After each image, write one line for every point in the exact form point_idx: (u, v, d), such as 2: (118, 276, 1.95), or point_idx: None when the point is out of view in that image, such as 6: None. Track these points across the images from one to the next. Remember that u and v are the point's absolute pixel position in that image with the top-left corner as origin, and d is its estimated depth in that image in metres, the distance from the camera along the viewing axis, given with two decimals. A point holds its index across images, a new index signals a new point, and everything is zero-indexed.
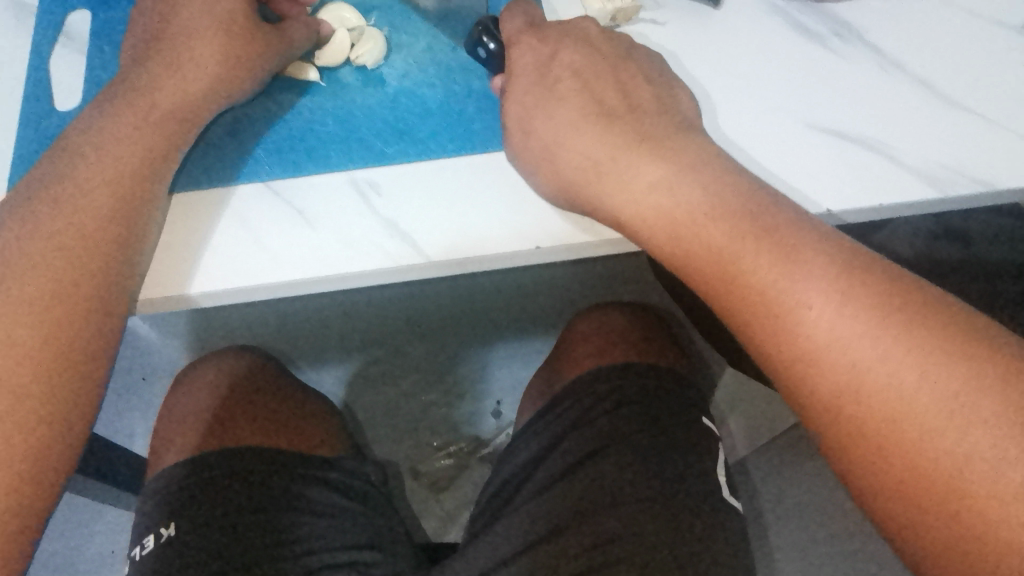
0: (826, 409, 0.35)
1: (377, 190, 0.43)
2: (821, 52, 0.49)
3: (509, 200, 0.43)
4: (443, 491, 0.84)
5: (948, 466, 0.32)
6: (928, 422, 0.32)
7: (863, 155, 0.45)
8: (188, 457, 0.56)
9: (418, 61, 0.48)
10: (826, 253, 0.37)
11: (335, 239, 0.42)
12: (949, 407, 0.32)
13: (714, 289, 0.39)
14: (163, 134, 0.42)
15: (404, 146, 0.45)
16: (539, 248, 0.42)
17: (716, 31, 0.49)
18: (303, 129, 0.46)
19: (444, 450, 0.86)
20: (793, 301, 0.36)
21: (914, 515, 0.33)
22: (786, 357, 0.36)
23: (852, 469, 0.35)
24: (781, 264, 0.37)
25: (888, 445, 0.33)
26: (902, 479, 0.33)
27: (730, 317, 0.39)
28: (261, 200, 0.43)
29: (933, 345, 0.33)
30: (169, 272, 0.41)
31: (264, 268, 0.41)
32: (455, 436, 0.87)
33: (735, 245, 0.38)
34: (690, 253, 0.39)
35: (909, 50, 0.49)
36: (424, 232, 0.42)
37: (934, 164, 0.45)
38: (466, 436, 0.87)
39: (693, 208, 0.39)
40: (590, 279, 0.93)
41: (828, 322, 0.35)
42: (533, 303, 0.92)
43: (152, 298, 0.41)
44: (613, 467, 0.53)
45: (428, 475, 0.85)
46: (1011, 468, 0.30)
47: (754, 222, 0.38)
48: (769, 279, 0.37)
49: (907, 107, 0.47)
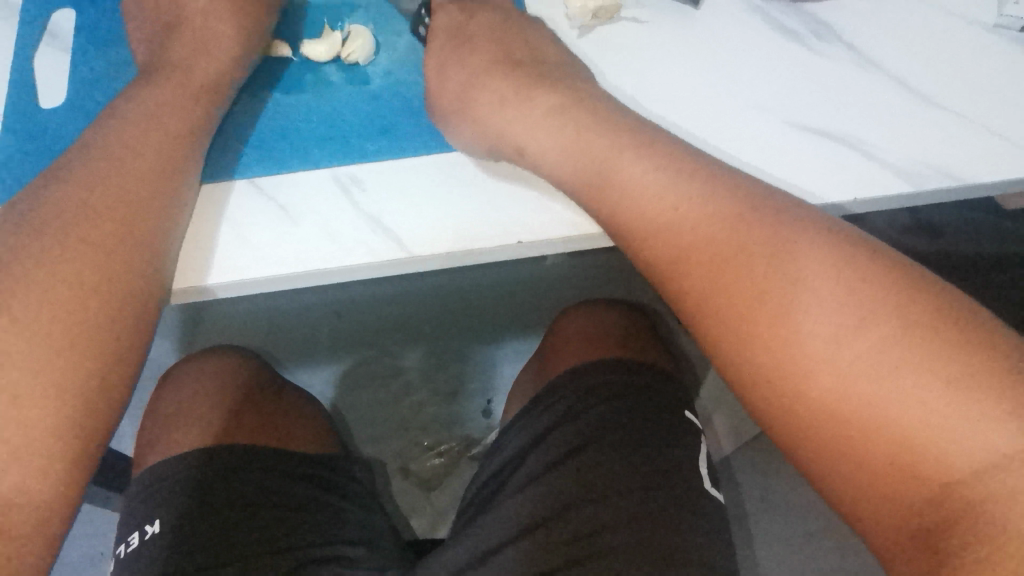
0: (803, 395, 0.33)
1: (360, 186, 0.44)
2: (799, 51, 0.49)
3: (493, 196, 0.44)
4: (433, 490, 0.85)
5: (920, 445, 0.30)
6: (903, 390, 0.31)
7: (840, 150, 0.46)
8: (175, 454, 0.56)
9: (402, 61, 0.49)
10: (806, 229, 0.36)
11: (320, 233, 0.42)
12: (926, 369, 0.31)
13: (676, 264, 0.38)
14: (148, 121, 0.42)
15: (385, 144, 0.46)
16: (521, 243, 0.43)
17: (697, 29, 0.50)
18: (287, 125, 0.46)
19: (433, 450, 0.87)
20: (769, 280, 0.35)
21: (885, 504, 0.31)
22: (760, 337, 0.35)
23: (813, 455, 0.33)
24: (755, 247, 0.36)
25: (858, 428, 0.32)
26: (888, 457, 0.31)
27: (688, 296, 0.38)
28: (245, 197, 0.43)
29: (914, 318, 0.32)
30: (186, 265, 0.41)
31: (251, 264, 0.41)
32: (445, 436, 0.87)
33: (710, 230, 0.37)
34: (662, 231, 0.39)
35: (885, 48, 0.50)
36: (409, 227, 0.42)
37: (909, 160, 0.46)
38: (456, 435, 0.87)
39: (667, 190, 0.39)
40: (576, 279, 0.94)
41: (799, 303, 0.34)
42: (520, 304, 0.92)
43: (185, 289, 0.41)
44: (596, 460, 0.53)
45: (418, 473, 0.86)
46: (987, 437, 0.29)
47: (731, 201, 0.38)
48: (745, 261, 0.36)
49: (883, 103, 0.48)
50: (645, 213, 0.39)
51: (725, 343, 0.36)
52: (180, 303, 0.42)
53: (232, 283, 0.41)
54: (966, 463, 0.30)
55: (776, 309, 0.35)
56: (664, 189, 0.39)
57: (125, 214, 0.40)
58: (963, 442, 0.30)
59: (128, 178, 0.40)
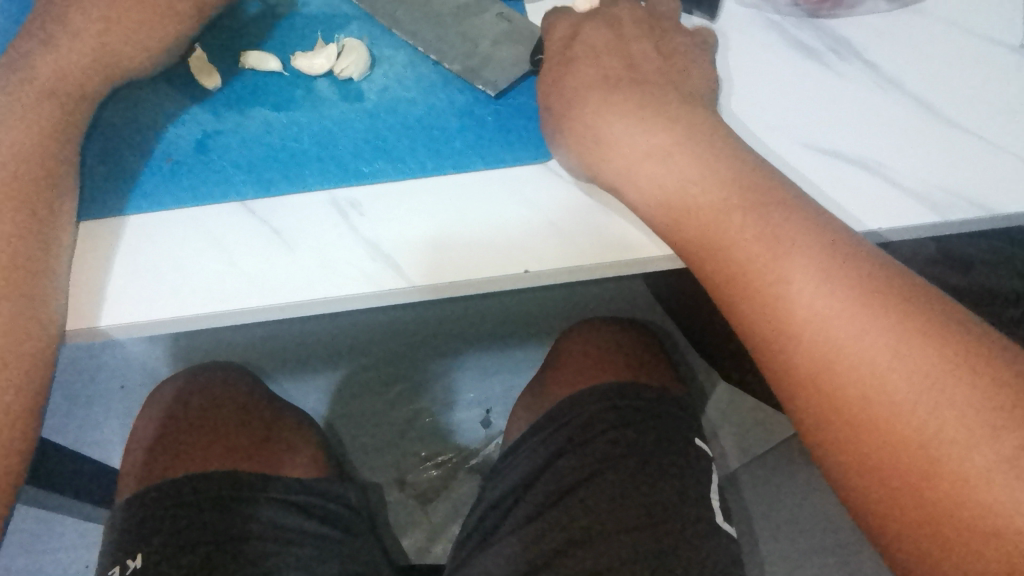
0: (857, 449, 0.34)
1: (357, 209, 0.42)
2: (818, 69, 0.47)
3: (497, 221, 0.41)
4: (429, 502, 0.81)
5: (953, 482, 0.32)
6: (942, 430, 0.32)
7: (859, 175, 0.44)
8: (158, 483, 0.55)
9: (402, 74, 0.46)
10: (839, 252, 0.36)
11: (313, 260, 0.40)
12: (980, 429, 0.32)
13: (722, 282, 0.38)
14: None
15: (382, 165, 0.43)
16: (528, 273, 0.40)
17: (708, 44, 0.48)
18: (278, 144, 0.44)
19: (431, 461, 0.84)
20: (817, 326, 0.35)
21: (912, 547, 0.33)
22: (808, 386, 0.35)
23: (853, 487, 0.34)
24: (794, 295, 0.36)
25: (902, 463, 0.33)
26: (938, 506, 0.32)
27: (738, 313, 0.38)
28: (235, 220, 0.41)
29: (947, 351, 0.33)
30: (167, 296, 0.39)
31: (238, 293, 0.39)
32: (442, 447, 0.85)
33: (757, 268, 0.37)
34: (704, 251, 0.39)
35: (907, 67, 0.47)
36: (406, 254, 0.40)
37: (930, 186, 0.44)
38: (453, 447, 0.85)
39: (698, 202, 0.39)
40: (575, 296, 0.92)
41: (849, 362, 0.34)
42: (516, 321, 0.91)
43: (167, 322, 0.39)
44: (602, 494, 0.52)
45: (414, 485, 0.82)
46: (998, 473, 0.31)
47: (762, 217, 0.38)
48: (822, 321, 0.35)
49: (906, 126, 0.46)
50: (681, 229, 0.39)
51: (781, 355, 0.36)
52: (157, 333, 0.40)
53: (218, 315, 0.39)
54: (996, 514, 0.31)
55: (817, 368, 0.35)
56: (688, 207, 0.39)
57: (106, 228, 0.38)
58: (981, 482, 0.31)
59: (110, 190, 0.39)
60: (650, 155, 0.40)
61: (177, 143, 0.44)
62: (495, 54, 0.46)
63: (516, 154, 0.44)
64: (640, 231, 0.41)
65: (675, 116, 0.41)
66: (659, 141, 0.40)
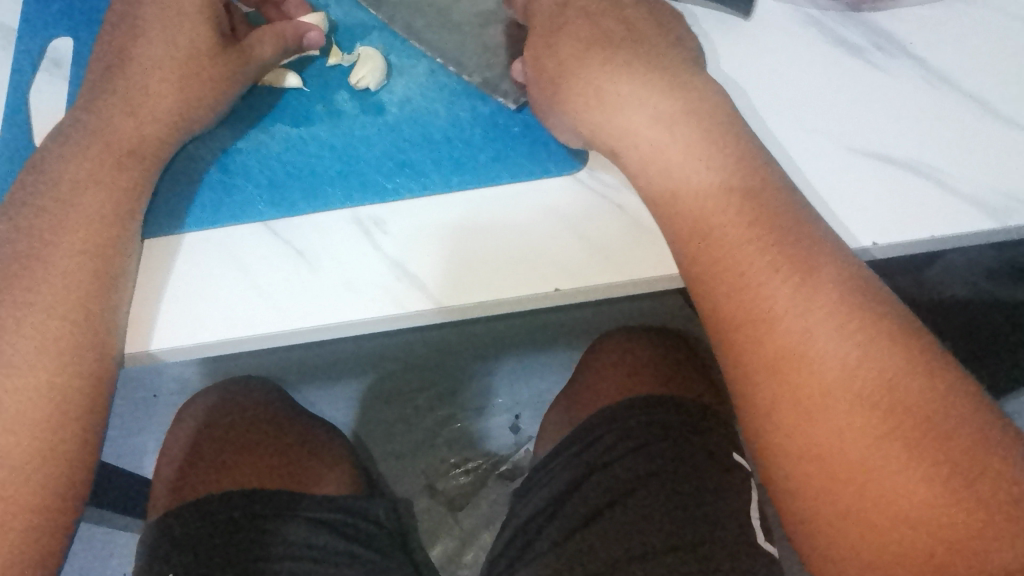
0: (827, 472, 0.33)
1: (381, 227, 0.40)
2: (862, 67, 0.45)
3: (524, 237, 0.39)
4: (459, 510, 0.82)
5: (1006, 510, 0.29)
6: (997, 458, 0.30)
7: (909, 179, 0.41)
8: (188, 501, 0.55)
9: (429, 84, 0.44)
10: (832, 270, 0.35)
11: (335, 281, 0.39)
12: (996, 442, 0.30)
13: (728, 309, 0.36)
14: (136, 120, 0.40)
15: (406, 180, 0.41)
16: (559, 290, 0.38)
17: (745, 43, 0.45)
18: (299, 162, 0.42)
19: (460, 468, 0.84)
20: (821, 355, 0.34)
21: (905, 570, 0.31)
22: (772, 333, 0.35)
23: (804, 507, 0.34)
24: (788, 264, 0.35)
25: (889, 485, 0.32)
26: (835, 445, 0.33)
27: (738, 348, 0.35)
28: (255, 240, 0.40)
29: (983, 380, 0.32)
30: (186, 318, 0.38)
31: (259, 315, 0.38)
32: (472, 453, 0.84)
33: (731, 219, 0.36)
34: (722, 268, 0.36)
35: (958, 63, 0.45)
36: (432, 272, 0.39)
37: (988, 191, 0.41)
38: (483, 453, 0.84)
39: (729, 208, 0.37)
40: (598, 309, 0.89)
41: (865, 337, 0.33)
42: (528, 335, 0.88)
43: (184, 347, 0.37)
44: (639, 510, 0.50)
45: (445, 492, 0.83)
46: None
47: (802, 230, 0.36)
48: (827, 354, 0.34)
49: (958, 127, 0.43)
50: (729, 235, 0.36)
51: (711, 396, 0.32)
52: (176, 359, 0.39)
53: (237, 339, 0.38)
54: None
55: None
56: (731, 205, 0.37)
57: (118, 223, 0.38)
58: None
59: (116, 182, 0.39)
60: (690, 157, 0.38)
61: (198, 165, 0.42)
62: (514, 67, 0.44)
63: (544, 164, 0.42)
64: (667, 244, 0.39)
65: (722, 113, 0.39)
66: (702, 145, 0.38)
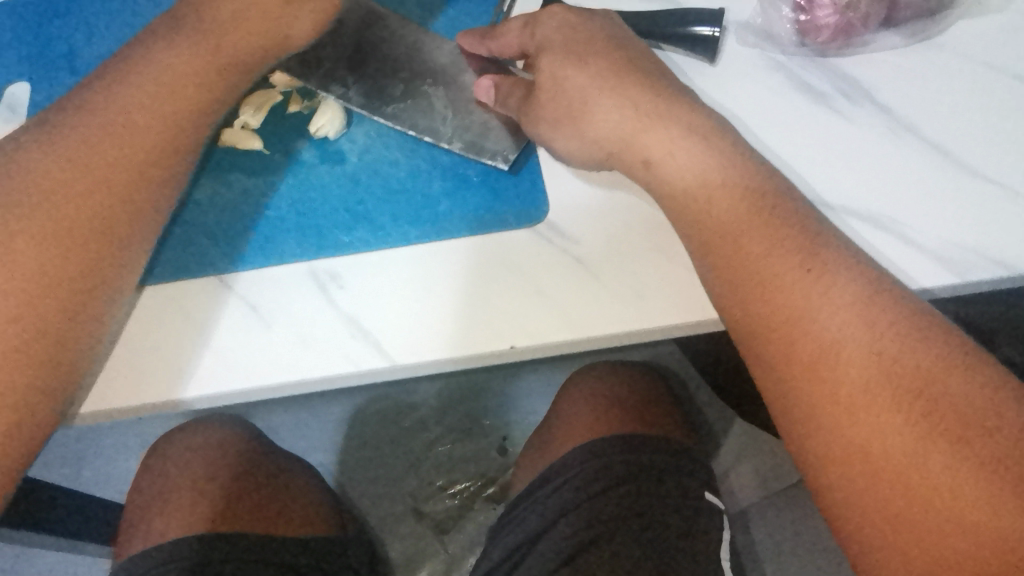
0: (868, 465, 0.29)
1: (337, 282, 0.40)
2: (826, 114, 0.45)
3: (481, 292, 0.39)
4: (447, 533, 0.82)
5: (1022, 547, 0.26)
6: None
7: (871, 232, 0.41)
8: (153, 547, 0.54)
9: (390, 134, 0.44)
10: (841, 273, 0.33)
11: (289, 338, 0.38)
12: None
13: (742, 304, 0.33)
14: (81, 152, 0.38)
15: (363, 235, 0.41)
16: (515, 347, 0.38)
17: (709, 88, 0.45)
18: (257, 215, 0.42)
19: (448, 491, 0.84)
20: (836, 352, 0.31)
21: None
22: (784, 331, 0.32)
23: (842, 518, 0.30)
24: (812, 272, 0.33)
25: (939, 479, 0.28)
26: (852, 474, 0.29)
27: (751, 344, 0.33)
28: (210, 295, 0.40)
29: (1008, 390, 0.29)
30: (138, 379, 0.37)
31: (213, 374, 0.37)
32: (459, 475, 0.84)
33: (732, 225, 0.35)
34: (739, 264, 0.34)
35: (922, 111, 0.44)
36: (387, 329, 0.38)
37: (949, 245, 0.41)
38: (470, 475, 0.84)
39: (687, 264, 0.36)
40: None
41: (888, 341, 0.30)
42: None
43: (136, 408, 0.37)
44: (612, 554, 0.49)
45: (433, 515, 0.83)
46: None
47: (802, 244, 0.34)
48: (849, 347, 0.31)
49: (922, 178, 0.43)
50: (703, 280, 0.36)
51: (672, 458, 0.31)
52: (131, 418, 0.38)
53: (190, 400, 0.37)
54: None
55: None
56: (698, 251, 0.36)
57: None
58: None
59: None
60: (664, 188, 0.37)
61: None
62: (492, 120, 0.43)
63: (503, 217, 0.41)
64: (626, 302, 0.39)
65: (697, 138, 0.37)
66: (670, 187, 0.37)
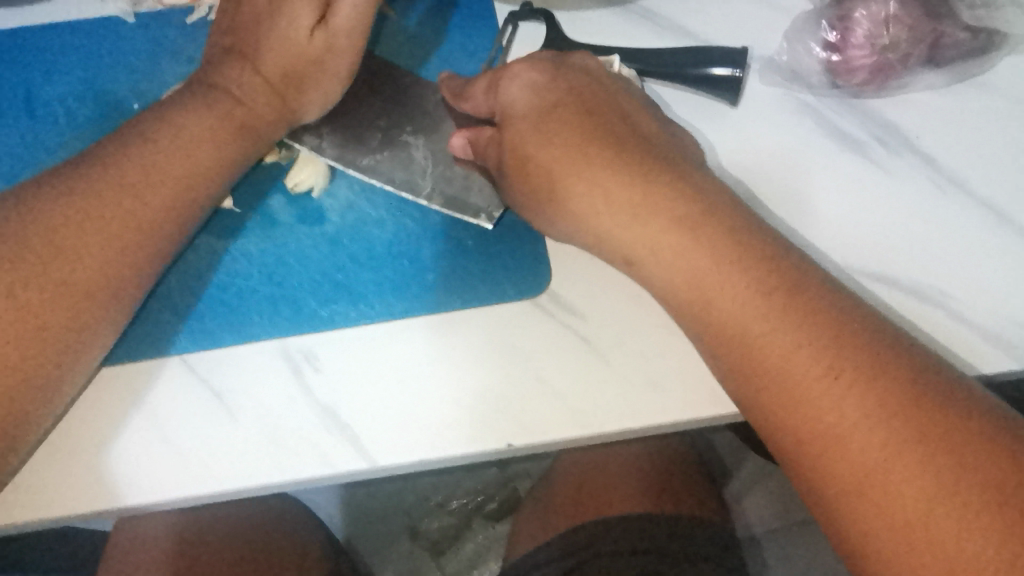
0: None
1: (313, 364, 0.35)
2: (861, 166, 0.40)
3: (474, 380, 0.34)
4: (444, 556, 0.65)
5: None
6: None
7: (916, 306, 0.37)
8: None
9: (375, 191, 0.39)
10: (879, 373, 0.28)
11: (258, 433, 0.34)
12: None
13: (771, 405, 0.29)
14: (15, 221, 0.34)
15: (344, 307, 0.37)
16: (513, 446, 0.33)
17: (728, 136, 0.40)
18: (225, 283, 0.38)
19: (444, 507, 0.66)
20: (877, 477, 0.26)
21: None
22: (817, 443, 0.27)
23: None
24: (846, 377, 0.27)
25: None
26: None
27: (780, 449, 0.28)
28: (170, 381, 0.35)
29: None
30: (85, 482, 0.33)
31: (170, 477, 0.33)
32: (458, 489, 0.67)
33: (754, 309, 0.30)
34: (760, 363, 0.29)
35: (968, 162, 0.40)
36: (369, 423, 0.34)
37: (1003, 321, 0.36)
38: (471, 490, 0.67)
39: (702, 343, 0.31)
40: None
41: (941, 462, 0.25)
42: None
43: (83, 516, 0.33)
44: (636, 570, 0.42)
45: (427, 534, 0.66)
46: None
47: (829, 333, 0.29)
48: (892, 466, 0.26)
49: (969, 241, 0.38)
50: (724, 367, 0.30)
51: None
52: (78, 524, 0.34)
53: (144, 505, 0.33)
54: None
55: None
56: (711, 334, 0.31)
57: None
58: None
59: None
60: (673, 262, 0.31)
61: None
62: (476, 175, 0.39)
63: (499, 288, 0.37)
64: (638, 391, 0.34)
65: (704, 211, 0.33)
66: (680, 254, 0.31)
